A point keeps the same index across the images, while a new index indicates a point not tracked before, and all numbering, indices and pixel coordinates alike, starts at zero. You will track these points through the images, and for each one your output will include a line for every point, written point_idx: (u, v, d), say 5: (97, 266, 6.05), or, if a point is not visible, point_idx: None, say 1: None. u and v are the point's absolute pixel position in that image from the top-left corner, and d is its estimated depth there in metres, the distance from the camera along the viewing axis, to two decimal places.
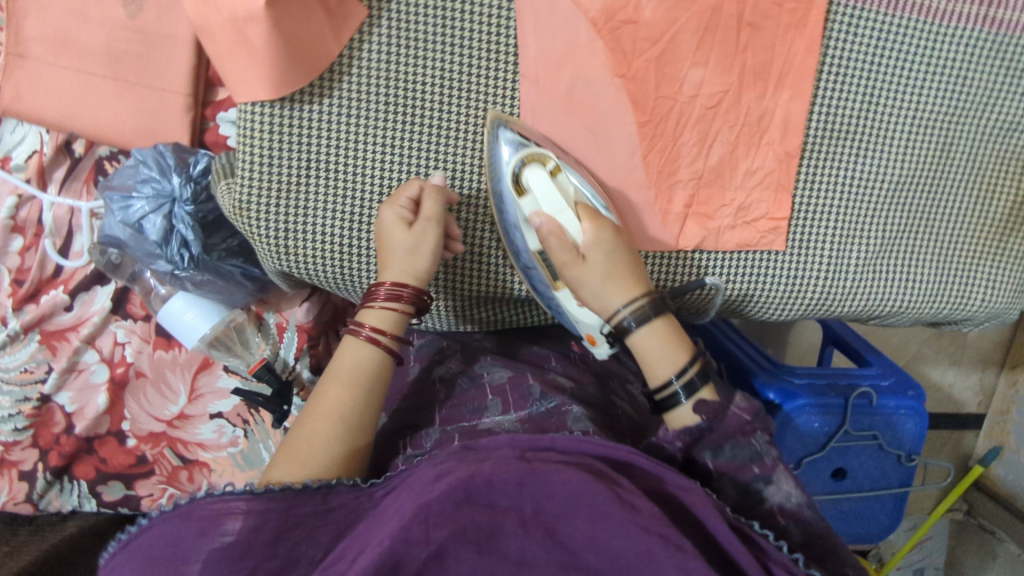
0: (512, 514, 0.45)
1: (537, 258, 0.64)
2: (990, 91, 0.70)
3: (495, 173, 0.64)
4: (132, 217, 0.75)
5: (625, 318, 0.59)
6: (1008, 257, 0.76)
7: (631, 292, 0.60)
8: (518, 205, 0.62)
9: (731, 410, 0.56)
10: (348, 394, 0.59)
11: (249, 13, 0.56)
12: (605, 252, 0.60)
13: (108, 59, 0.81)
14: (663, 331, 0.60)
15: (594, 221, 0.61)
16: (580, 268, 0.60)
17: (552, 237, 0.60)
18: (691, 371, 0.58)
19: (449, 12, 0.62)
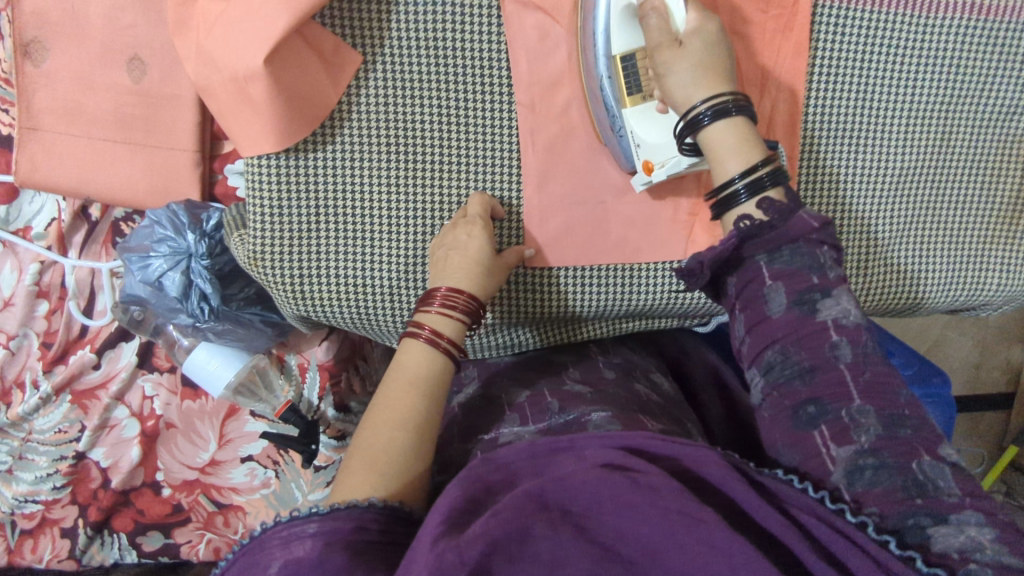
0: (541, 517, 0.42)
1: (617, 65, 0.59)
2: (984, 78, 0.71)
3: None
4: (151, 275, 0.77)
5: (702, 108, 0.56)
6: (1017, 239, 0.75)
7: (717, 87, 0.56)
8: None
9: (799, 214, 0.52)
10: (416, 402, 0.55)
11: (249, 71, 0.55)
12: (704, 37, 0.57)
13: (117, 123, 0.83)
14: (742, 127, 0.56)
15: (700, 12, 0.57)
16: (673, 49, 0.56)
17: (652, 15, 0.56)
18: (764, 170, 0.54)
19: (443, 48, 0.62)
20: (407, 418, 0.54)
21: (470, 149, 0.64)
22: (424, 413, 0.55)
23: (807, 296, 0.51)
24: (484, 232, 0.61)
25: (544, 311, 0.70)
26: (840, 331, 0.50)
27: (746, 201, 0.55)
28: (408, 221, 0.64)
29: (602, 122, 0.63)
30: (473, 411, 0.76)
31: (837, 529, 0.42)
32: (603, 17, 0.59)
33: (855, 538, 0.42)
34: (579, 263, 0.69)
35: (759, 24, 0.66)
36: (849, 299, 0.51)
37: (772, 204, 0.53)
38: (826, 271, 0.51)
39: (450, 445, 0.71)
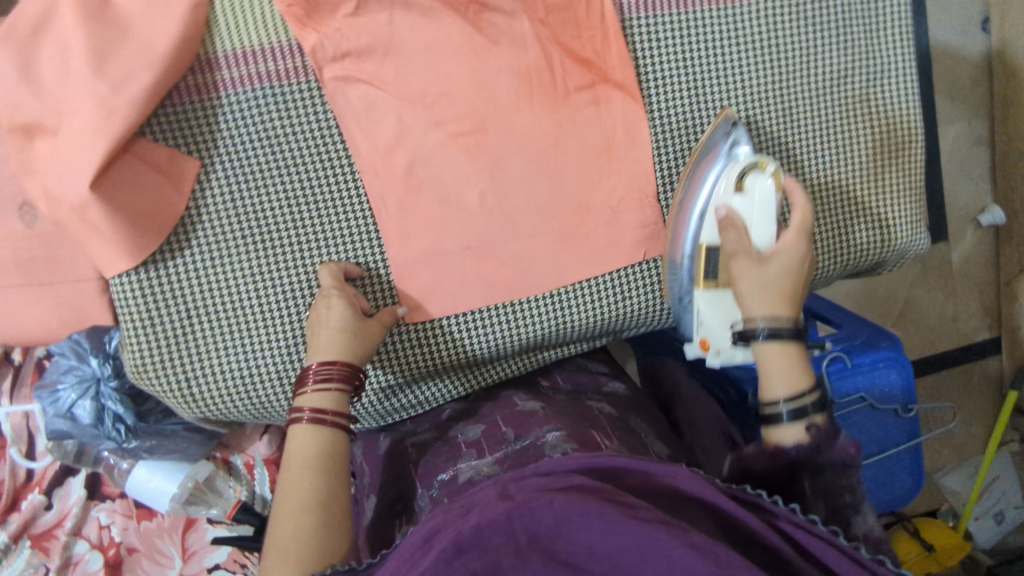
0: (506, 548, 0.40)
1: (702, 251, 0.66)
2: (809, 48, 0.71)
3: (705, 157, 0.67)
4: (62, 407, 0.79)
5: (761, 326, 0.58)
6: (888, 195, 0.75)
7: (780, 305, 0.59)
8: (728, 195, 0.63)
9: (839, 440, 0.52)
10: (312, 482, 0.56)
11: (81, 200, 0.58)
12: (786, 265, 0.59)
13: (18, 269, 0.86)
14: (794, 354, 0.58)
15: (796, 234, 0.59)
16: (752, 264, 0.60)
17: (729, 229, 0.62)
18: (808, 399, 0.55)
19: (276, 138, 0.64)
20: (307, 498, 0.55)
21: (324, 226, 0.66)
22: (326, 497, 0.56)
23: (842, 509, 0.51)
24: (342, 302, 0.62)
25: (436, 361, 0.71)
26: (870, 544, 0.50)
27: (789, 424, 0.55)
28: (276, 306, 0.66)
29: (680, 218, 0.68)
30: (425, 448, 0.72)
31: (815, 534, 0.44)
32: (700, 205, 0.66)
33: (833, 541, 0.44)
34: (461, 308, 0.70)
35: (586, 43, 0.68)
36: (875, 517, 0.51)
37: (818, 429, 0.53)
38: (859, 488, 0.51)
39: (410, 490, 0.68)
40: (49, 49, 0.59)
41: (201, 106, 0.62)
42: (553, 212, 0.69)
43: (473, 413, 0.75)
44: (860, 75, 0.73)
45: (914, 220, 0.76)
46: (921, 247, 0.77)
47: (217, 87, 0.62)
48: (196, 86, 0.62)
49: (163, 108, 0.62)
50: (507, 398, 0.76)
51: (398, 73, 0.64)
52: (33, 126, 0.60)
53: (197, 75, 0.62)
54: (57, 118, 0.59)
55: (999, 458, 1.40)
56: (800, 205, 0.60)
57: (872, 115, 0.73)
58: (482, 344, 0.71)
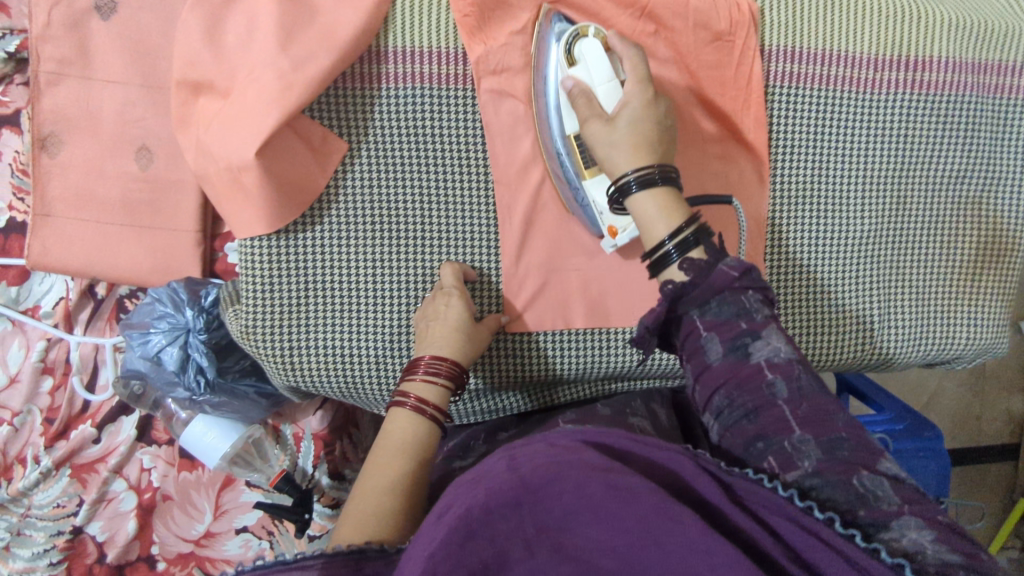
0: (515, 538, 0.39)
1: (573, 144, 0.62)
2: (932, 145, 0.74)
3: (541, 58, 0.64)
4: (150, 350, 0.81)
5: (631, 177, 0.55)
6: (982, 295, 0.77)
7: (644, 159, 0.56)
8: (564, 73, 0.61)
9: (718, 267, 0.51)
10: (402, 466, 0.57)
11: (241, 162, 0.60)
12: (634, 114, 0.57)
13: (123, 207, 0.88)
14: (665, 196, 0.55)
15: (637, 83, 0.59)
16: (602, 126, 0.58)
17: (581, 98, 0.59)
18: (688, 230, 0.53)
19: (424, 136, 0.67)
20: (392, 480, 0.56)
21: (451, 227, 0.69)
22: (407, 480, 0.56)
23: (740, 341, 0.49)
24: (462, 302, 0.64)
25: (526, 375, 0.73)
26: (773, 369, 0.48)
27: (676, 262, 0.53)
28: (393, 294, 0.68)
29: (550, 156, 0.66)
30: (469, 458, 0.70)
31: (809, 530, 0.40)
32: (552, 92, 0.64)
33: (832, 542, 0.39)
34: (557, 327, 0.71)
35: (727, 101, 0.71)
36: (779, 339, 0.49)
37: (691, 264, 0.52)
38: (753, 315, 0.50)
39: (442, 491, 0.65)
40: (236, 17, 0.62)
41: (362, 94, 0.65)
42: None
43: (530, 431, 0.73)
44: (974, 178, 0.76)
45: (1001, 324, 0.78)
46: (1001, 351, 0.79)
47: (379, 79, 0.65)
48: (361, 75, 0.65)
49: (329, 90, 0.65)
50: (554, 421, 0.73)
51: None
52: (204, 84, 0.62)
53: (364, 65, 0.65)
54: (230, 81, 0.62)
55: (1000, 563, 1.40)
56: (630, 55, 0.60)
57: (978, 218, 0.76)
58: (572, 365, 0.73)
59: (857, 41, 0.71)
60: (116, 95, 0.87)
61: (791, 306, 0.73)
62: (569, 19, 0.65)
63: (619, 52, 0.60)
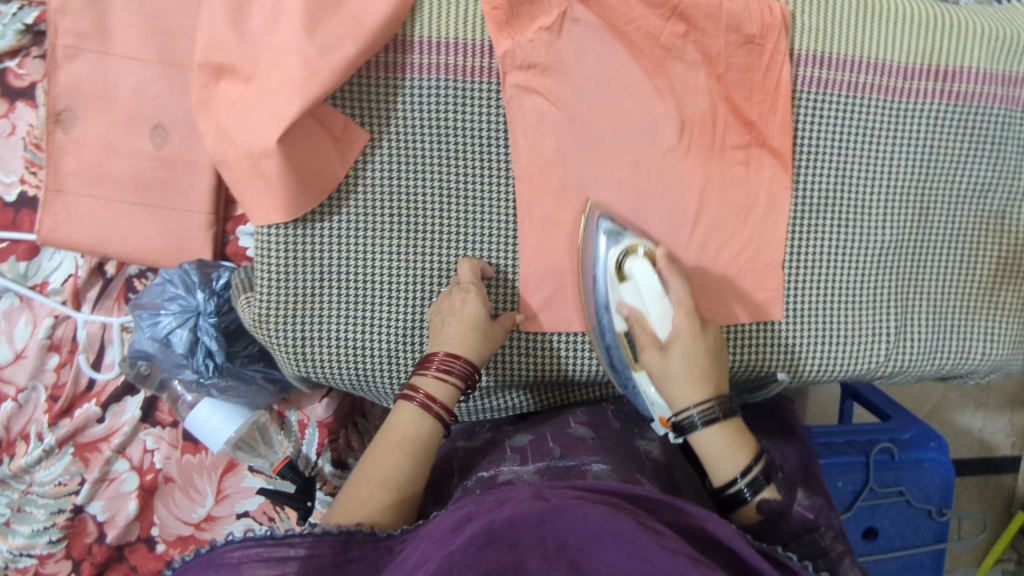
0: (534, 552, 0.40)
1: (622, 339, 0.68)
2: (958, 157, 0.73)
3: (586, 256, 0.68)
4: (160, 332, 0.81)
5: (694, 414, 0.61)
6: (1000, 311, 0.76)
7: (702, 392, 0.61)
8: (614, 288, 0.66)
9: (789, 547, 0.48)
10: (400, 461, 0.58)
11: (261, 149, 0.60)
12: (686, 346, 0.63)
13: (136, 186, 0.88)
14: (731, 433, 0.60)
15: (685, 311, 0.63)
16: (656, 356, 0.63)
17: (638, 328, 0.65)
18: (756, 470, 0.58)
19: (446, 129, 0.66)
20: (389, 472, 0.57)
21: (470, 222, 0.68)
22: (408, 476, 0.57)
23: (783, 554, 0.47)
24: (479, 300, 0.64)
25: (538, 375, 0.72)
26: (814, 572, 0.46)
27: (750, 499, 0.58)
28: (407, 288, 0.67)
29: (590, 310, 0.69)
30: (474, 453, 0.72)
31: None
32: (601, 271, 0.67)
33: None
34: (572, 327, 0.71)
35: (754, 106, 0.70)
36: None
37: (765, 509, 0.57)
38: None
39: (448, 481, 0.68)
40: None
41: (386, 83, 0.64)
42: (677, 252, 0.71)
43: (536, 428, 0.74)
44: (998, 192, 0.75)
45: (1017, 340, 0.77)
46: (1015, 367, 0.79)
47: (404, 69, 0.64)
48: (386, 64, 0.64)
49: (353, 78, 0.64)
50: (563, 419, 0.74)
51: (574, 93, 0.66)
52: (227, 67, 0.61)
53: (389, 54, 0.64)
54: (254, 65, 0.61)
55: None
56: (679, 283, 0.64)
57: (999, 233, 0.76)
58: (584, 366, 0.72)
59: (886, 50, 0.70)
60: (133, 73, 0.86)
61: (806, 315, 0.72)
62: (612, 217, 0.68)
63: (668, 277, 0.65)
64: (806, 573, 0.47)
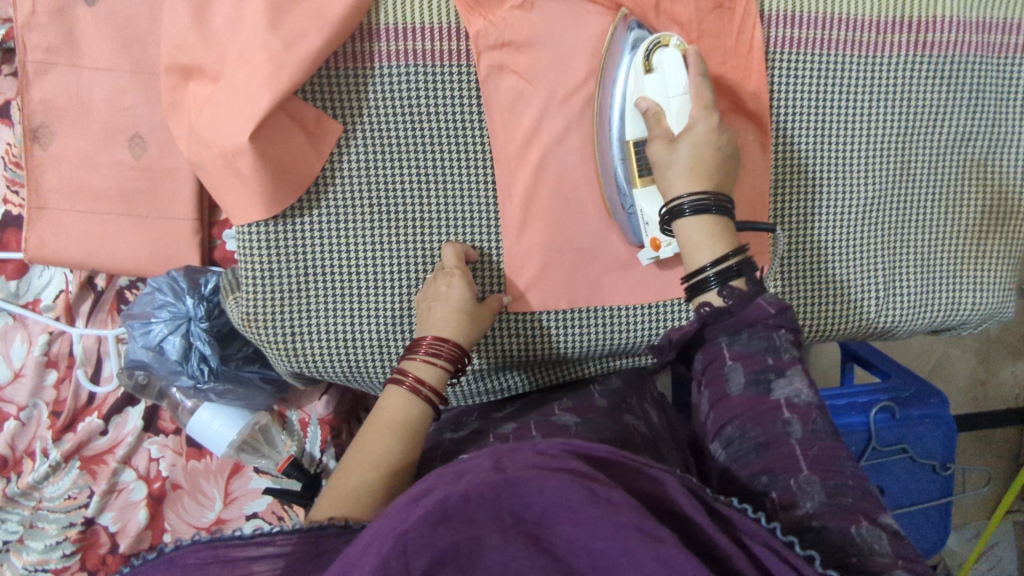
0: (491, 526, 0.38)
1: (630, 149, 0.63)
2: (937, 108, 0.73)
3: (609, 60, 0.64)
4: (152, 340, 0.81)
5: (683, 201, 0.57)
6: (989, 260, 0.76)
7: (703, 182, 0.58)
8: (639, 81, 0.62)
9: (755, 301, 0.54)
10: (392, 445, 0.58)
11: (234, 147, 0.59)
12: (699, 137, 0.58)
13: (120, 197, 0.88)
14: (712, 225, 0.57)
15: (709, 117, 0.59)
16: (664, 146, 0.59)
17: (653, 117, 0.61)
18: (733, 261, 0.55)
19: (419, 115, 0.65)
20: (379, 457, 0.57)
21: (450, 206, 0.68)
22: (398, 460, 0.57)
23: (762, 375, 0.52)
24: (464, 283, 0.64)
25: (529, 355, 0.72)
26: (792, 410, 0.51)
27: (714, 290, 0.56)
28: (392, 278, 0.67)
29: (602, 131, 0.65)
30: (462, 437, 0.73)
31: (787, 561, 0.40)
32: (618, 98, 0.64)
33: None
34: (560, 306, 0.71)
35: (728, 71, 0.70)
36: (802, 381, 0.52)
37: (732, 292, 0.54)
38: (780, 352, 0.53)
39: (431, 460, 0.69)
40: None
41: (355, 73, 0.64)
42: None
43: (524, 413, 0.75)
44: (981, 140, 0.74)
45: (1008, 288, 0.77)
46: (1008, 315, 0.79)
47: (373, 58, 0.64)
48: (353, 53, 0.64)
49: (322, 71, 0.63)
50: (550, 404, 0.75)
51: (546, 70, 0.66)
52: (194, 67, 0.61)
53: (356, 43, 0.64)
54: (220, 64, 0.61)
55: (1006, 527, 1.39)
56: (701, 76, 0.60)
57: (985, 182, 0.75)
58: (575, 344, 0.72)
59: (859, 4, 0.70)
60: (107, 83, 0.86)
61: (794, 278, 0.72)
62: (645, 26, 0.65)
63: (693, 69, 0.60)
64: (773, 400, 0.52)
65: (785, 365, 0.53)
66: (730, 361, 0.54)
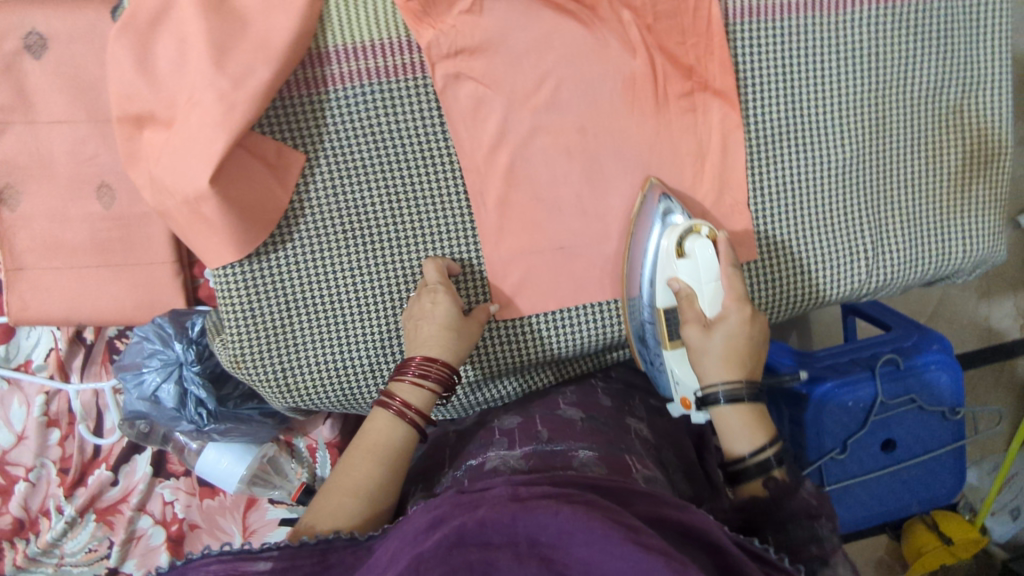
0: (507, 551, 0.41)
1: (661, 315, 0.65)
2: (906, 58, 0.71)
3: (639, 234, 0.67)
4: (147, 390, 0.80)
5: (718, 392, 0.60)
6: (975, 205, 0.75)
7: (735, 371, 0.60)
8: (669, 262, 0.63)
9: (800, 494, 0.56)
10: (372, 471, 0.59)
11: (197, 193, 0.58)
12: (733, 329, 0.60)
13: (95, 249, 0.87)
14: (748, 416, 0.60)
15: (738, 303, 0.61)
16: (699, 331, 0.61)
17: (687, 301, 0.62)
18: (770, 451, 0.58)
19: (381, 135, 0.64)
20: (359, 483, 0.59)
21: (425, 222, 0.66)
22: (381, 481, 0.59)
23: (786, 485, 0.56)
24: (448, 299, 0.63)
25: (523, 359, 0.71)
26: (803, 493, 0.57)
27: (752, 478, 0.58)
28: (375, 301, 0.67)
29: (632, 283, 0.69)
30: (463, 436, 0.73)
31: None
32: (650, 274, 0.66)
33: None
34: (549, 307, 0.70)
35: (689, 50, 0.68)
36: (845, 574, 0.52)
37: (776, 483, 0.57)
38: (824, 542, 0.54)
39: (437, 468, 0.70)
40: (165, 41, 0.59)
41: (310, 100, 0.63)
42: None
43: (524, 409, 0.75)
44: (954, 85, 0.73)
45: (997, 231, 0.76)
46: (1001, 258, 0.78)
47: (325, 82, 0.63)
48: (305, 80, 0.62)
49: (276, 102, 0.62)
50: (554, 397, 0.75)
51: (505, 72, 0.65)
52: (146, 116, 0.60)
53: (307, 69, 0.62)
54: (171, 110, 0.59)
55: None
56: (734, 274, 0.62)
57: (963, 127, 0.74)
58: (568, 343, 0.72)
59: None
60: (66, 136, 0.84)
61: (779, 249, 0.71)
62: (671, 196, 0.67)
63: (724, 261, 0.62)
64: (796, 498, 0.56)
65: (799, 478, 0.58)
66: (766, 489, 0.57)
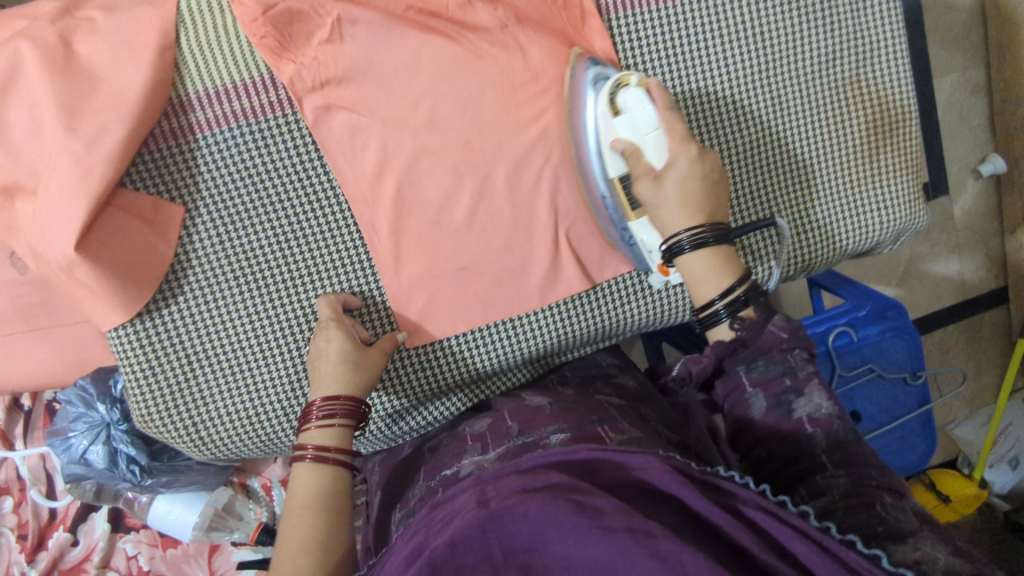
0: (482, 568, 0.37)
1: (617, 186, 0.61)
2: (793, 34, 0.70)
3: (574, 105, 0.64)
4: (76, 452, 0.85)
5: (682, 239, 0.56)
6: (885, 176, 0.73)
7: (696, 217, 0.56)
8: (608, 124, 0.60)
9: (769, 329, 0.54)
10: (314, 522, 0.54)
11: (68, 259, 0.57)
12: (683, 172, 0.57)
13: (17, 315, 0.79)
14: (716, 256, 0.56)
15: (684, 144, 0.57)
16: (650, 184, 0.58)
17: (633, 158, 0.59)
18: (739, 292, 0.54)
19: (258, 175, 0.63)
20: (304, 541, 0.53)
21: (316, 257, 0.65)
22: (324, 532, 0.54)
23: (783, 398, 0.53)
24: (341, 334, 0.62)
25: (441, 381, 0.70)
26: (815, 424, 0.51)
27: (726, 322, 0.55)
28: (278, 344, 0.65)
29: (602, 217, 0.67)
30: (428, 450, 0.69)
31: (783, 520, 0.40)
32: (595, 145, 0.62)
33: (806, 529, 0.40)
34: (459, 329, 0.69)
35: (566, 51, 0.66)
36: (820, 395, 0.53)
37: (744, 325, 0.54)
38: (798, 372, 0.54)
39: (403, 485, 0.66)
40: (18, 109, 0.58)
41: (179, 150, 0.62)
42: (541, 221, 0.68)
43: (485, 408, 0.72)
44: (848, 57, 0.71)
45: (915, 199, 0.74)
46: (923, 226, 0.75)
47: (193, 130, 0.62)
48: (171, 131, 0.61)
49: (141, 156, 0.61)
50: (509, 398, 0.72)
51: (376, 96, 0.63)
52: (13, 186, 0.59)
53: (171, 119, 0.61)
54: (35, 177, 0.58)
55: None
56: (672, 115, 0.58)
57: (864, 97, 0.72)
58: (490, 360, 0.70)
59: None
60: None
61: None
62: (601, 61, 0.64)
63: (662, 106, 0.58)
64: (795, 418, 0.52)
65: (804, 385, 0.53)
66: (748, 379, 0.55)
